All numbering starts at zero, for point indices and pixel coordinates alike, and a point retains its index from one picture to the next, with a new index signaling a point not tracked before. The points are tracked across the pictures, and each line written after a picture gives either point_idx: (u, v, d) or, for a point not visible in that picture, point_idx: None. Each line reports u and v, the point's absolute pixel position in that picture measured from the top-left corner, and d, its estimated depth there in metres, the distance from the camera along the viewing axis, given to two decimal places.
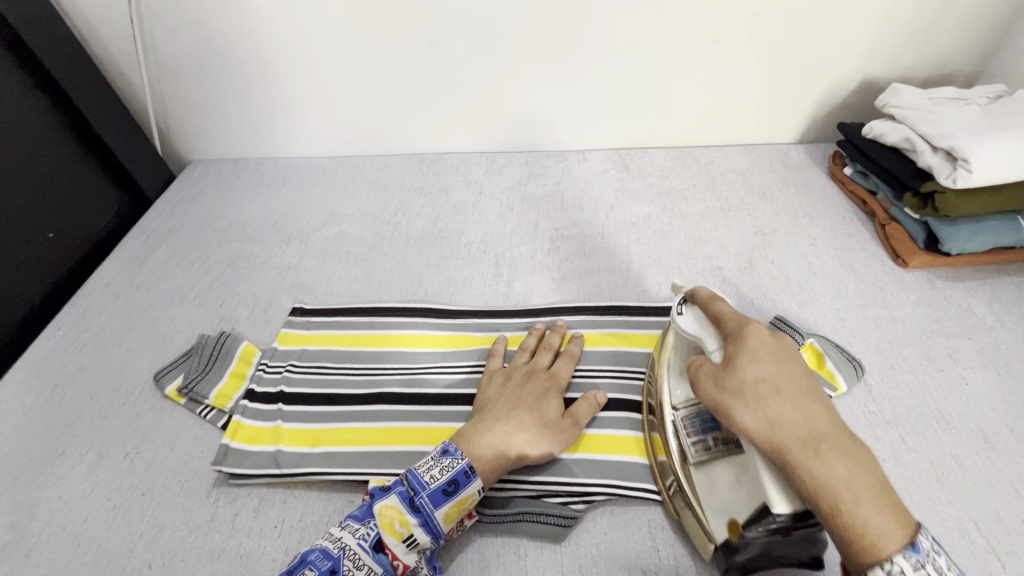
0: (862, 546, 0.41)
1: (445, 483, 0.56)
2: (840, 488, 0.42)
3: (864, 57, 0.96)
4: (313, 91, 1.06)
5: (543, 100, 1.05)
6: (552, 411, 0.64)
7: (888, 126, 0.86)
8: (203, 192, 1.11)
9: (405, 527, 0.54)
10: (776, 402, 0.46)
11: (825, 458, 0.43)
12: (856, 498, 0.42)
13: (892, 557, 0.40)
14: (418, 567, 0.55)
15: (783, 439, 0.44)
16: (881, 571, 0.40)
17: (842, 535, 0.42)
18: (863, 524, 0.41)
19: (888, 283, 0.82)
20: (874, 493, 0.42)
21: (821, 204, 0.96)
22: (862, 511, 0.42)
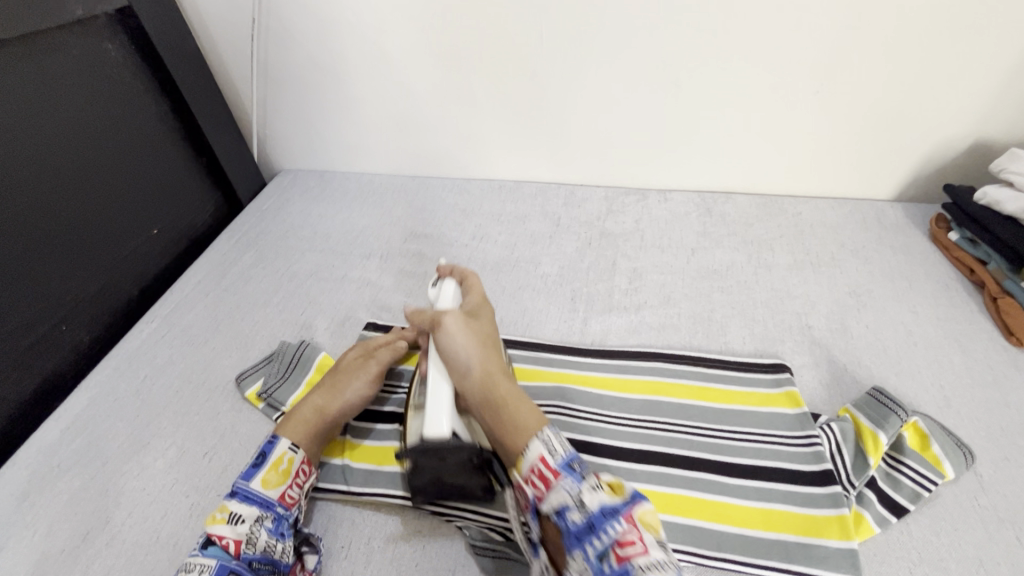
0: (551, 481, 0.50)
1: (254, 459, 0.62)
2: (510, 404, 0.56)
3: (981, 117, 0.91)
4: (406, 114, 1.10)
5: (631, 139, 1.05)
6: (350, 365, 0.73)
7: (1005, 193, 0.81)
8: (291, 201, 1.16)
9: (225, 511, 0.58)
10: (491, 351, 0.60)
11: (504, 385, 0.57)
12: (545, 439, 0.53)
13: (570, 483, 0.50)
14: (254, 538, 0.57)
15: (490, 372, 0.58)
16: (561, 487, 0.50)
17: (538, 478, 0.51)
18: (550, 462, 0.51)
19: (1000, 362, 0.75)
20: (554, 435, 0.53)
21: (921, 269, 0.90)
22: (550, 451, 0.52)
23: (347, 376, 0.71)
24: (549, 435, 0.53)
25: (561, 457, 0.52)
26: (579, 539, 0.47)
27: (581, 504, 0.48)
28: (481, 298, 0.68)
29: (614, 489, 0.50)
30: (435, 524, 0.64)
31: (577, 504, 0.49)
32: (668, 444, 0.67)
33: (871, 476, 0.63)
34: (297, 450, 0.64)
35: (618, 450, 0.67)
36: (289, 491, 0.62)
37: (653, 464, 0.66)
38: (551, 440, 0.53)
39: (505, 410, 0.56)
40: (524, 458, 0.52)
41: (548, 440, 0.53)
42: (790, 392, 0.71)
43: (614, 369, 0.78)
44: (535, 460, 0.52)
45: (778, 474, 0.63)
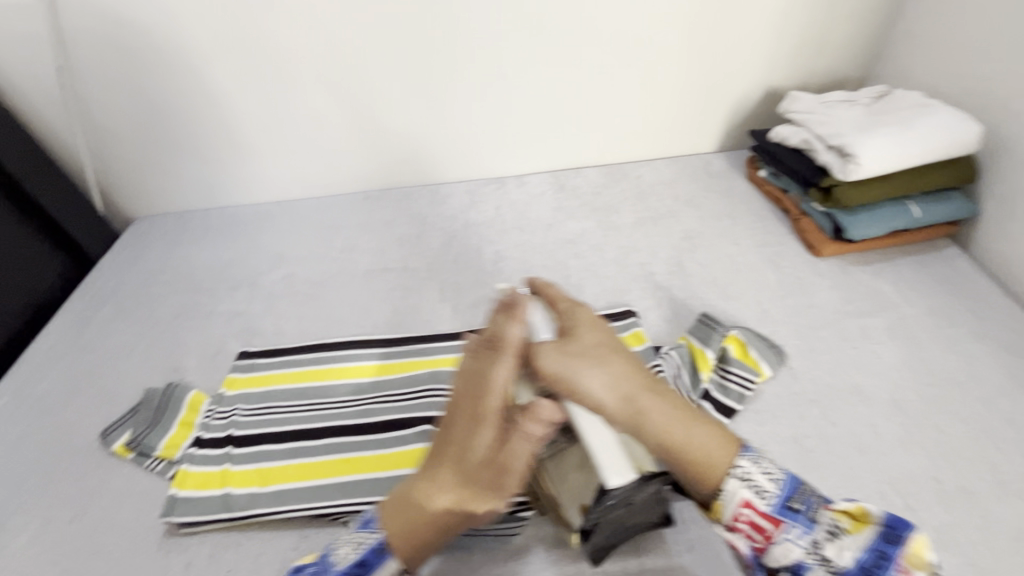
0: (771, 527, 0.53)
1: None
2: (680, 426, 0.55)
3: (762, 68, 1.05)
4: (254, 140, 1.09)
5: (478, 131, 1.11)
6: (524, 444, 0.53)
7: (789, 130, 0.95)
8: (149, 247, 1.11)
9: None
10: (594, 373, 0.56)
11: (656, 402, 0.56)
12: (745, 475, 0.54)
13: (800, 529, 0.52)
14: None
15: (627, 394, 0.56)
16: (789, 536, 0.52)
17: (749, 525, 0.53)
18: (760, 506, 0.53)
19: (805, 272, 0.88)
20: (755, 466, 0.54)
21: (742, 206, 1.03)
22: (757, 495, 0.53)
23: (460, 456, 0.54)
24: (747, 472, 0.54)
25: (774, 498, 0.53)
26: None
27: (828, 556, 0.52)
28: (590, 313, 0.63)
29: (861, 519, 0.52)
30: (323, 524, 0.66)
31: (819, 557, 0.52)
32: None
33: (706, 389, 0.72)
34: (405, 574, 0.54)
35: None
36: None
37: None
38: (751, 475, 0.54)
39: (666, 437, 0.55)
40: (726, 502, 0.54)
41: (751, 480, 0.54)
42: (635, 332, 0.80)
43: None
44: (741, 505, 0.54)
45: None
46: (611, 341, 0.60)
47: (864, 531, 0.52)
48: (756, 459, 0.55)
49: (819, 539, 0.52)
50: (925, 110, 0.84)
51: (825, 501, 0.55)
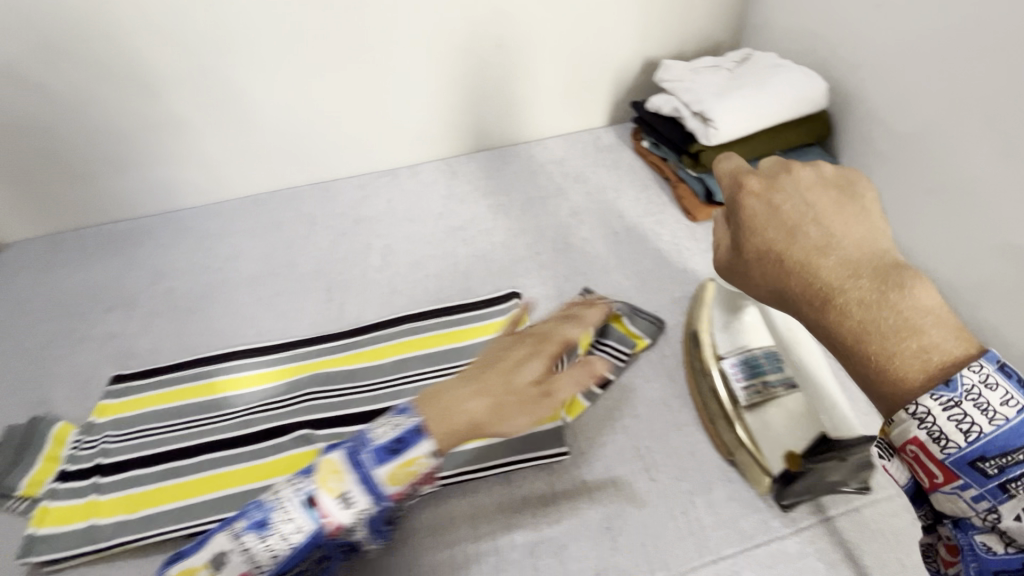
0: (939, 480, 0.35)
1: (257, 518, 0.48)
2: (901, 317, 0.34)
3: (636, 41, 1.07)
4: (121, 151, 1.03)
5: (361, 124, 1.09)
6: (527, 374, 0.52)
7: (662, 99, 0.97)
8: (17, 275, 1.04)
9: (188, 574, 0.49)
10: (817, 236, 0.38)
11: (870, 275, 0.36)
12: (922, 415, 0.33)
13: (979, 495, 0.33)
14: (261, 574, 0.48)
15: (854, 265, 0.37)
16: (958, 496, 0.34)
17: (915, 463, 0.35)
18: (937, 456, 0.34)
19: (683, 238, 0.90)
20: (963, 401, 0.32)
21: (628, 178, 1.04)
22: (937, 437, 0.33)
23: (505, 375, 0.51)
24: (927, 409, 0.33)
25: (959, 448, 0.33)
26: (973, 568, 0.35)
27: (1002, 529, 0.33)
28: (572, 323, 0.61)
29: None
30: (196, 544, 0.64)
31: (989, 524, 0.34)
32: (413, 394, 0.73)
33: (580, 359, 0.72)
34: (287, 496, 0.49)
35: (368, 414, 0.71)
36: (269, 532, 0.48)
37: None
38: (932, 417, 0.33)
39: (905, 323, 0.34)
40: (890, 431, 0.35)
41: (931, 420, 0.33)
42: (516, 313, 0.80)
43: (366, 342, 0.81)
44: (908, 445, 0.35)
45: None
46: (830, 202, 0.40)
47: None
48: (971, 387, 0.32)
49: (1009, 517, 0.33)
50: (778, 71, 0.87)
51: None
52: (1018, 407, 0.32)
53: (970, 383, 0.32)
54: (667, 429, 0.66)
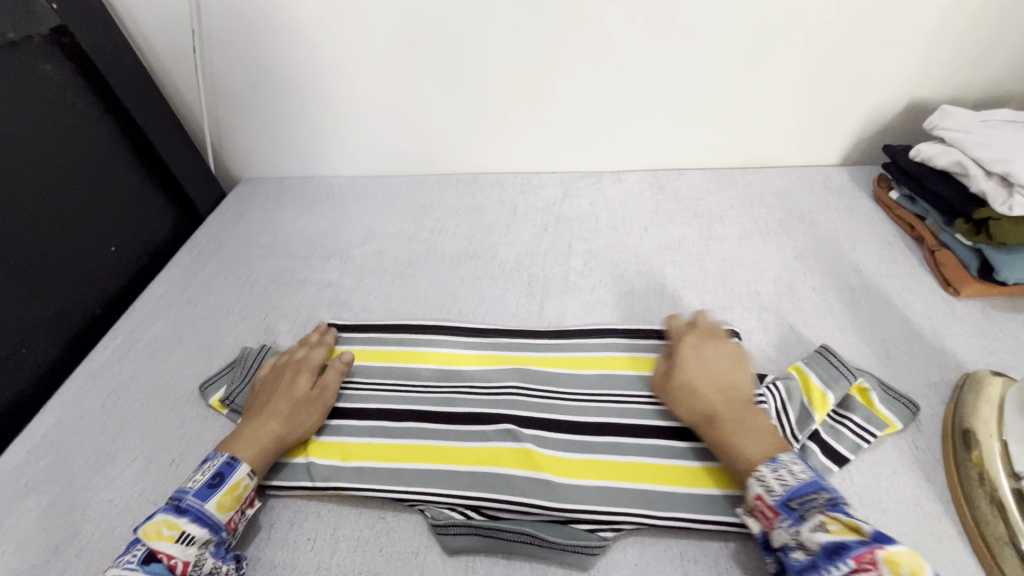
0: (773, 518, 0.52)
1: (209, 479, 0.62)
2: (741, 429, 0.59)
3: (911, 79, 0.93)
4: (358, 116, 1.10)
5: (580, 124, 1.06)
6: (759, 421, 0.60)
7: (937, 150, 0.84)
8: (251, 210, 1.16)
9: (175, 528, 0.58)
10: (704, 370, 0.66)
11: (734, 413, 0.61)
12: (762, 478, 0.54)
13: (790, 523, 0.50)
14: (202, 561, 0.58)
15: (727, 401, 0.62)
16: (782, 527, 0.51)
17: (762, 512, 0.53)
18: (769, 500, 0.53)
19: (938, 313, 0.78)
20: (775, 472, 0.54)
21: (866, 230, 0.93)
22: (768, 489, 0.53)
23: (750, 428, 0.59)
24: (765, 474, 0.54)
25: (781, 495, 0.52)
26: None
27: (803, 544, 0.49)
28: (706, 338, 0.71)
29: (849, 528, 0.48)
30: (399, 508, 0.66)
31: (798, 543, 0.50)
32: (620, 415, 0.70)
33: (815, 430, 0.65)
34: (253, 477, 0.64)
35: (574, 425, 0.69)
36: (235, 518, 0.62)
37: (609, 436, 0.68)
38: (766, 477, 0.54)
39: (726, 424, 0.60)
40: (747, 487, 0.55)
41: (766, 480, 0.54)
42: None
43: (570, 346, 0.79)
44: (755, 497, 0.54)
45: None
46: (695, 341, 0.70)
47: (844, 533, 0.48)
48: (786, 464, 0.54)
49: (806, 533, 0.49)
50: None
51: (835, 504, 0.50)
52: (813, 468, 0.54)
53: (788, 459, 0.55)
54: (921, 537, 0.57)
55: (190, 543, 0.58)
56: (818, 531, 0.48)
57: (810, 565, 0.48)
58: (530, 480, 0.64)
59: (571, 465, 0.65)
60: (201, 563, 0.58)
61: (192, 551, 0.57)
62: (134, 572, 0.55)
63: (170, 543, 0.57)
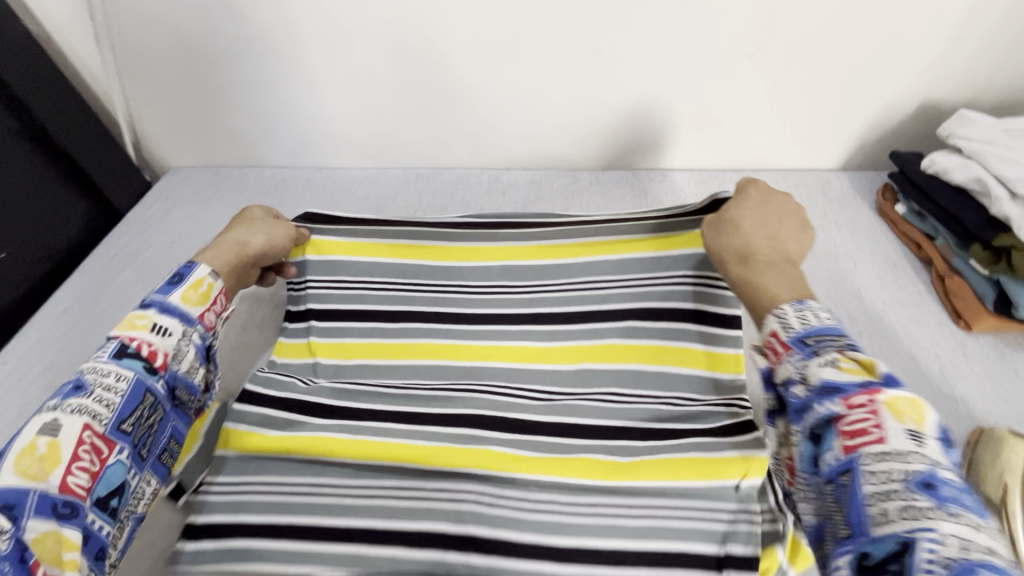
0: (782, 354, 0.45)
1: (169, 277, 0.56)
2: (767, 283, 0.52)
3: (925, 78, 0.83)
4: (301, 100, 0.96)
5: (554, 118, 0.94)
6: (789, 279, 0.52)
7: (953, 161, 0.75)
8: (180, 206, 1.02)
9: (144, 321, 0.53)
10: (750, 227, 0.58)
11: (757, 268, 0.54)
12: (781, 315, 0.47)
13: (799, 358, 0.44)
14: (180, 354, 0.53)
15: (767, 254, 0.55)
16: (788, 361, 0.44)
17: (769, 349, 0.47)
18: (783, 335, 0.45)
19: (948, 350, 0.70)
20: (798, 312, 0.47)
21: (867, 247, 0.83)
22: (785, 327, 0.46)
23: (779, 266, 0.54)
24: (786, 312, 0.47)
25: (797, 331, 0.45)
26: (798, 413, 0.43)
27: (805, 378, 0.43)
28: (762, 194, 0.61)
29: (862, 368, 0.41)
30: None
31: (799, 378, 0.43)
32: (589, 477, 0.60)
33: None
34: (218, 278, 0.58)
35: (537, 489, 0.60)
36: (210, 313, 0.57)
37: (576, 503, 0.58)
38: (788, 315, 0.47)
39: (755, 272, 0.54)
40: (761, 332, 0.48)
41: (784, 319, 0.47)
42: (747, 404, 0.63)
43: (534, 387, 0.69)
44: (768, 335, 0.47)
45: (706, 490, 0.57)
46: (757, 199, 0.61)
47: (856, 374, 0.41)
48: (804, 311, 0.47)
49: (813, 366, 0.43)
50: None
51: (852, 345, 0.44)
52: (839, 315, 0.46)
53: (810, 309, 0.47)
54: None
55: (166, 335, 0.53)
56: (829, 366, 0.42)
57: (807, 403, 0.42)
58: (481, 561, 0.55)
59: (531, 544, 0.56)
60: (183, 354, 0.54)
61: (171, 341, 0.53)
62: (109, 364, 0.49)
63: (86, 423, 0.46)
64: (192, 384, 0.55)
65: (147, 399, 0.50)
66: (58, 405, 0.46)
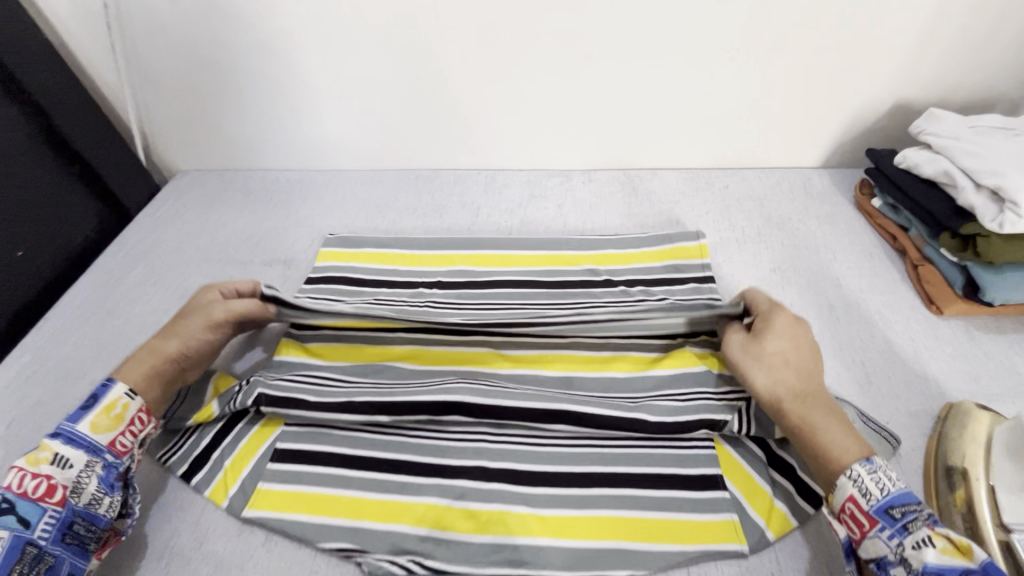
0: (867, 525, 0.50)
1: (85, 401, 0.60)
2: (817, 422, 0.56)
3: (898, 79, 0.87)
4: (304, 104, 1.00)
5: (548, 120, 0.98)
6: (834, 429, 0.56)
7: (923, 156, 0.79)
8: (188, 207, 1.05)
9: (46, 450, 0.57)
10: (786, 370, 0.59)
11: (810, 407, 0.57)
12: (855, 478, 0.52)
13: (892, 536, 0.49)
14: (80, 487, 0.56)
15: (796, 387, 0.59)
16: (879, 537, 0.50)
17: (851, 520, 0.51)
18: (864, 505, 0.51)
19: (921, 333, 0.74)
20: (872, 475, 0.51)
21: (846, 239, 0.88)
22: (863, 492, 0.51)
23: (827, 414, 0.57)
24: (858, 473, 0.52)
25: (878, 500, 0.50)
26: None
27: (904, 558, 0.48)
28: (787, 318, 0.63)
29: (959, 549, 0.47)
30: (335, 560, 0.59)
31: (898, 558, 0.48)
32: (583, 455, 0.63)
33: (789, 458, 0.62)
34: (134, 396, 0.62)
35: (534, 473, 0.63)
36: (120, 438, 0.60)
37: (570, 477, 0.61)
38: (862, 477, 0.52)
39: (813, 433, 0.56)
40: (835, 494, 0.53)
41: (859, 479, 0.52)
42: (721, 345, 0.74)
43: (528, 374, 0.72)
44: (846, 501, 0.52)
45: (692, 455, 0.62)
46: (771, 329, 0.63)
47: (953, 555, 0.46)
48: (871, 474, 0.51)
49: (910, 547, 0.48)
50: None
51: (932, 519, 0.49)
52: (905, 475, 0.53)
53: (875, 474, 0.51)
54: None
55: (66, 466, 0.57)
56: (922, 549, 0.47)
57: None
58: None
59: (532, 521, 0.59)
60: (82, 488, 0.56)
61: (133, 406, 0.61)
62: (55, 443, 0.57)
63: (48, 466, 0.56)
64: (120, 461, 0.59)
65: (95, 463, 0.58)
66: None
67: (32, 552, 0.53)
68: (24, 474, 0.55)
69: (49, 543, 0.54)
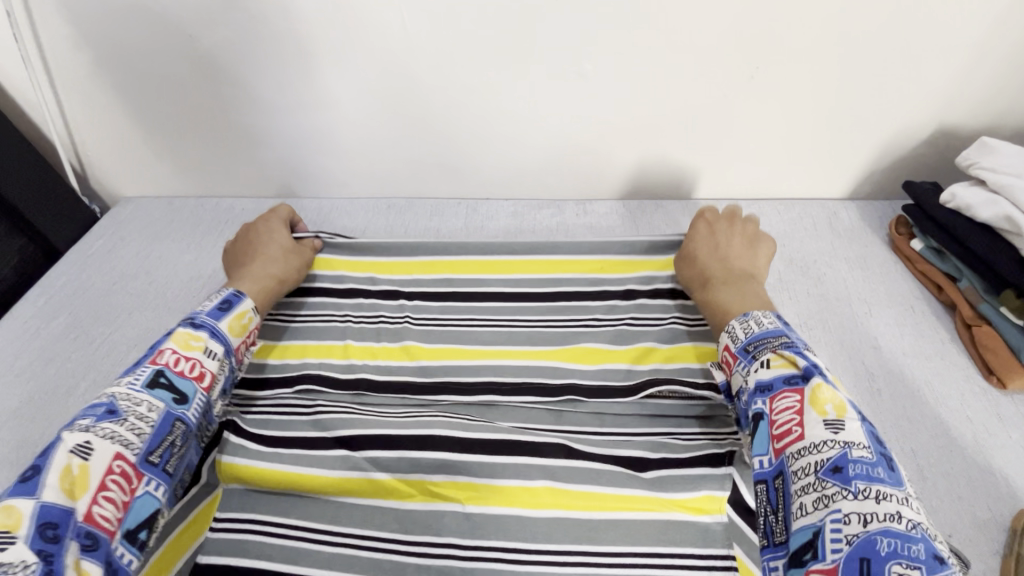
0: None
1: (219, 303, 0.61)
2: (715, 292, 0.64)
3: (944, 102, 0.75)
4: (257, 125, 0.87)
5: (537, 146, 0.86)
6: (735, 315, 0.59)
7: (978, 196, 0.67)
8: (128, 241, 0.92)
9: (199, 343, 0.56)
10: (725, 256, 0.68)
11: (728, 287, 0.64)
12: None
13: None
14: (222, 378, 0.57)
15: (717, 270, 0.67)
16: None
17: None
18: None
19: (980, 412, 0.62)
20: None
21: (882, 288, 0.75)
22: None
23: (739, 292, 0.63)
24: None
25: None
26: None
27: None
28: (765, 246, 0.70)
29: None
30: None
31: None
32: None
33: None
34: (257, 313, 0.64)
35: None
36: (242, 347, 0.62)
37: None
38: None
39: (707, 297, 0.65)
40: None
41: None
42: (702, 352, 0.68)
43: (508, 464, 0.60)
44: None
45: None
46: (745, 241, 0.70)
47: None
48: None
49: None
50: None
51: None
52: (782, 319, 0.53)
53: None
54: None
55: (213, 358, 0.57)
56: None
57: None
58: None
59: None
60: (221, 382, 0.57)
61: (216, 365, 0.57)
62: (142, 394, 0.51)
63: (200, 354, 0.56)
64: (195, 422, 0.53)
65: (176, 428, 0.51)
66: (89, 426, 0.48)
67: (182, 428, 0.52)
68: (180, 356, 0.55)
69: (193, 425, 0.53)
